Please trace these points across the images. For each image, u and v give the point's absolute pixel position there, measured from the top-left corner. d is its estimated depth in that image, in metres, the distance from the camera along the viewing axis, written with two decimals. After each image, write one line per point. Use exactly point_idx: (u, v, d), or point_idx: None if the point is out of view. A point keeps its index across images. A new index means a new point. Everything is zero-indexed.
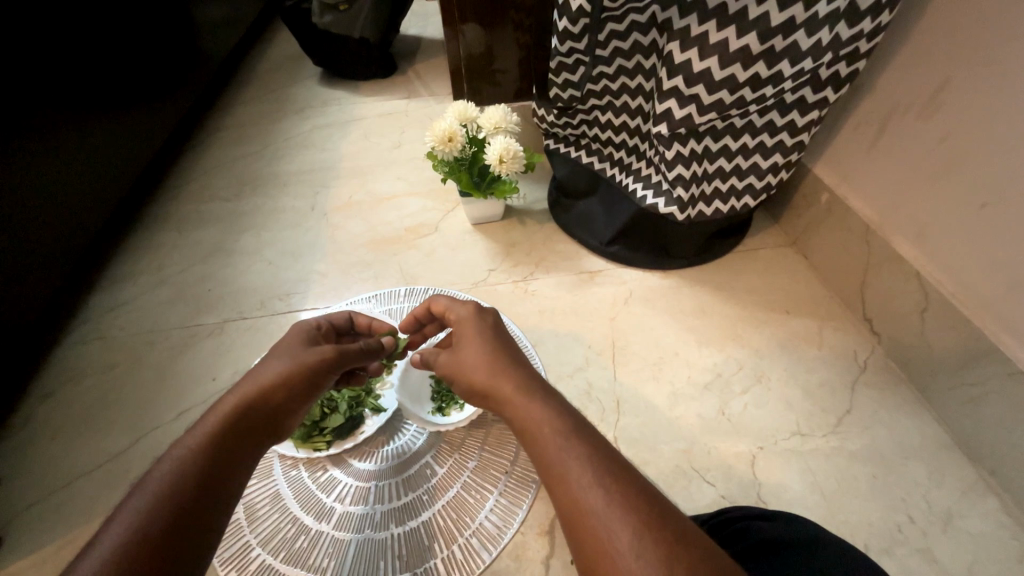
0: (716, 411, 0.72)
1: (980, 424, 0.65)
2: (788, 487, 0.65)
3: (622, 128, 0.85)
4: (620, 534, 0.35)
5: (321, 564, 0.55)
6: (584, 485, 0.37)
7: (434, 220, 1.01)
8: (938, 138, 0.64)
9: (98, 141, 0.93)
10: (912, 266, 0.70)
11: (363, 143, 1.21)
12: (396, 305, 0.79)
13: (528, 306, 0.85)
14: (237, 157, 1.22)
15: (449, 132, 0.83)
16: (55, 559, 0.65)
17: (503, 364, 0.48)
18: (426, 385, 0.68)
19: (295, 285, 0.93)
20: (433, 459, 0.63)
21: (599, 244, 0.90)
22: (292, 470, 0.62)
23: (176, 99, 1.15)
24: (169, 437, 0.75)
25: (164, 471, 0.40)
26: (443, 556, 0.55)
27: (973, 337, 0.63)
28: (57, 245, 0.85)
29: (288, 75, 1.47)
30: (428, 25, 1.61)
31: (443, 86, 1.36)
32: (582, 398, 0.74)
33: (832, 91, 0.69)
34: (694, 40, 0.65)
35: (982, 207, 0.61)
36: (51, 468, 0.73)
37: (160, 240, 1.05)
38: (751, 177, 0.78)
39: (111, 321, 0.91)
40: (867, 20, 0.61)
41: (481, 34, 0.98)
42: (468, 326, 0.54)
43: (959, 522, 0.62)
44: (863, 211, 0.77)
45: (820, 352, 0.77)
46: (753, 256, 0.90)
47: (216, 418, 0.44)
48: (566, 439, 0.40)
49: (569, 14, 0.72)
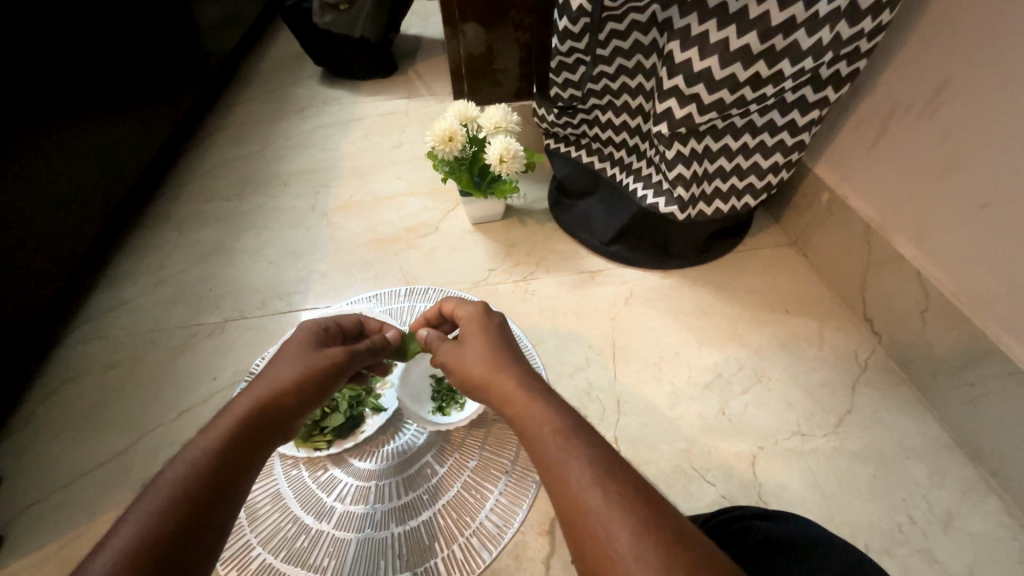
0: (716, 411, 0.72)
1: (981, 424, 0.65)
2: (788, 487, 0.65)
3: (622, 128, 0.85)
4: (619, 534, 0.35)
5: (321, 563, 0.55)
6: (584, 483, 0.38)
7: (435, 220, 1.01)
8: (939, 137, 0.64)
9: (100, 142, 0.93)
10: (912, 265, 0.70)
11: (364, 142, 1.21)
12: (396, 305, 0.78)
13: (529, 306, 0.85)
14: (238, 156, 1.22)
15: (449, 132, 0.83)
16: (56, 559, 0.65)
17: (505, 362, 0.49)
18: (426, 384, 0.68)
19: (296, 284, 0.93)
20: (433, 459, 0.63)
21: (600, 244, 0.91)
22: (292, 470, 0.62)
23: (177, 99, 1.15)
24: (170, 436, 0.75)
25: (176, 472, 0.40)
26: (443, 555, 0.55)
27: (974, 337, 0.63)
28: (58, 245, 0.85)
29: (289, 75, 1.47)
30: (429, 25, 1.61)
31: (443, 86, 1.36)
32: (582, 398, 0.74)
33: (832, 91, 0.69)
34: (694, 40, 0.65)
35: (983, 207, 0.60)
36: (51, 468, 0.73)
37: (161, 240, 1.05)
38: (751, 177, 0.78)
39: (112, 320, 0.91)
40: (867, 19, 0.61)
41: (481, 32, 0.97)
42: (474, 324, 0.55)
43: (959, 523, 0.62)
44: (863, 211, 0.77)
45: (820, 352, 0.77)
46: (753, 255, 0.90)
47: (226, 421, 0.45)
48: (565, 438, 0.41)
49: (569, 14, 0.72)
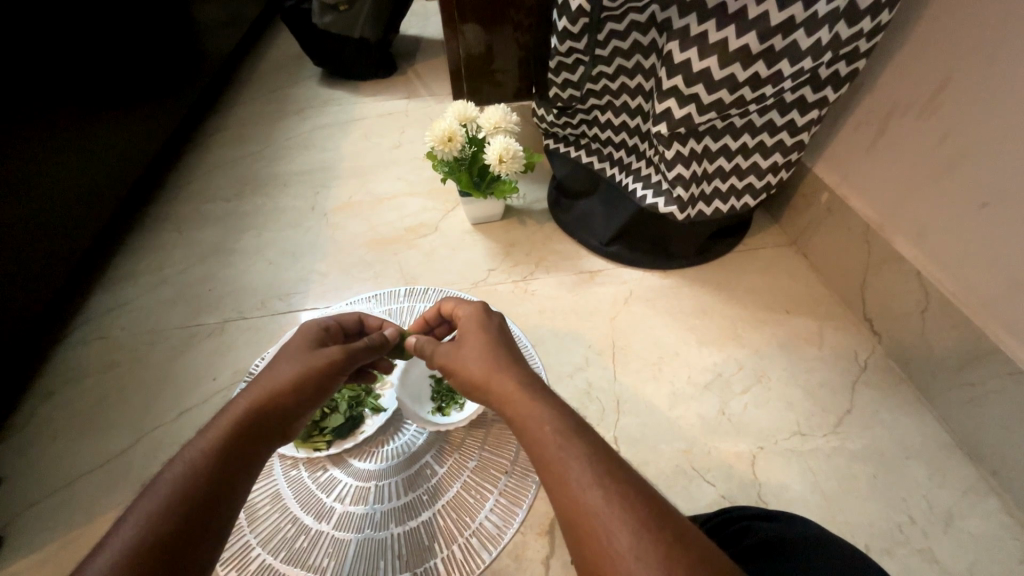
0: (716, 411, 0.72)
1: (981, 424, 0.65)
2: (788, 487, 0.65)
3: (622, 128, 0.85)
4: (619, 534, 0.35)
5: (320, 564, 0.55)
6: (584, 484, 0.38)
7: (434, 220, 1.01)
8: (939, 137, 0.64)
9: (100, 142, 0.93)
10: (912, 265, 0.70)
11: (364, 143, 1.21)
12: (396, 304, 0.78)
13: (528, 306, 0.85)
14: (237, 157, 1.22)
15: (448, 132, 0.83)
16: (55, 560, 0.65)
17: (504, 363, 0.49)
18: (426, 384, 0.68)
19: (296, 284, 0.93)
20: (433, 459, 0.63)
21: (599, 243, 0.91)
22: (292, 470, 0.62)
23: (176, 100, 1.15)
24: (170, 437, 0.75)
25: (175, 473, 0.40)
26: (443, 555, 0.55)
27: (974, 337, 0.63)
28: (58, 245, 0.85)
29: (289, 75, 1.47)
30: (429, 25, 1.61)
31: (442, 86, 1.36)
32: (582, 399, 0.74)
33: (832, 91, 0.69)
34: (694, 40, 0.65)
35: (983, 207, 0.60)
36: (51, 469, 0.73)
37: (160, 240, 1.05)
38: (751, 176, 0.78)
39: (112, 321, 0.91)
40: (867, 19, 0.61)
41: (480, 32, 0.97)
42: (471, 325, 0.55)
43: (960, 523, 0.62)
44: (863, 211, 0.77)
45: (819, 351, 0.77)
46: (752, 255, 0.90)
47: (226, 422, 0.44)
48: (565, 439, 0.41)
49: (569, 14, 0.72)
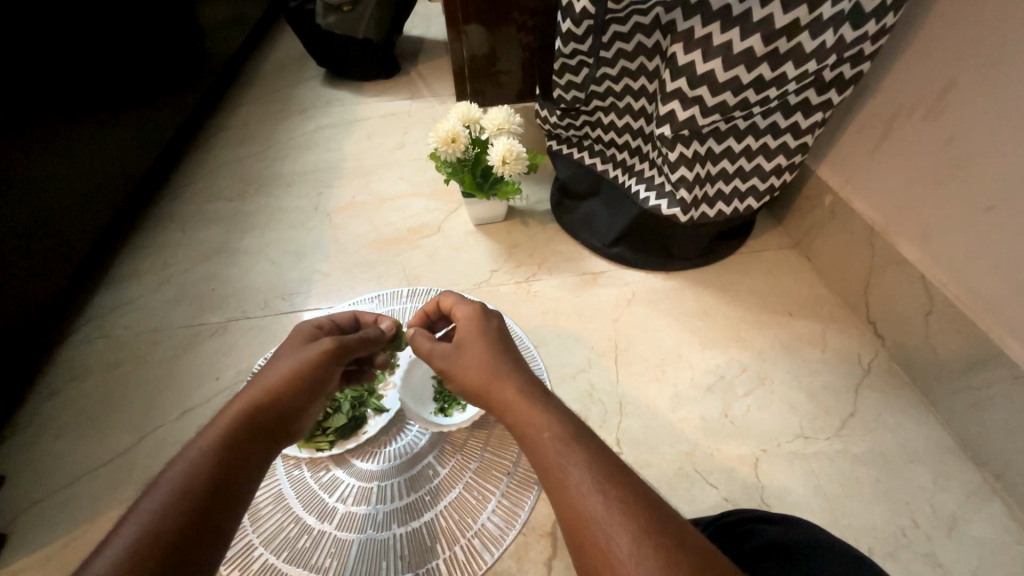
0: (719, 413, 0.72)
1: (985, 427, 0.65)
2: (791, 490, 0.65)
3: (626, 130, 0.85)
4: (619, 541, 0.35)
5: (322, 564, 0.54)
6: (584, 490, 0.38)
7: (437, 220, 1.02)
8: (944, 140, 0.64)
9: (104, 142, 0.93)
10: (915, 268, 0.70)
11: (366, 143, 1.21)
12: (399, 305, 0.78)
13: (531, 307, 0.85)
14: (241, 157, 1.22)
15: (452, 132, 0.83)
16: (58, 558, 0.65)
17: (504, 368, 0.49)
18: (428, 385, 0.69)
19: (298, 284, 0.93)
20: (435, 459, 0.63)
21: (601, 244, 0.90)
22: (295, 470, 0.62)
23: (180, 99, 1.15)
24: (173, 436, 0.75)
25: (177, 472, 0.40)
26: (445, 556, 0.55)
27: (978, 340, 0.63)
28: (61, 244, 0.85)
29: (294, 75, 1.47)
30: (432, 26, 1.61)
31: (445, 86, 1.36)
32: (585, 400, 0.74)
33: (838, 92, 0.68)
34: (698, 42, 0.64)
35: (988, 210, 0.60)
36: (52, 468, 0.73)
37: (164, 239, 1.05)
38: (755, 178, 0.78)
39: (115, 320, 0.91)
40: (872, 22, 0.61)
41: (484, 35, 0.97)
42: (471, 327, 0.54)
43: (964, 527, 0.61)
44: (867, 213, 0.77)
45: (822, 354, 0.77)
46: (755, 257, 0.90)
47: (224, 421, 0.44)
48: (565, 444, 0.41)
49: (573, 16, 0.72)
